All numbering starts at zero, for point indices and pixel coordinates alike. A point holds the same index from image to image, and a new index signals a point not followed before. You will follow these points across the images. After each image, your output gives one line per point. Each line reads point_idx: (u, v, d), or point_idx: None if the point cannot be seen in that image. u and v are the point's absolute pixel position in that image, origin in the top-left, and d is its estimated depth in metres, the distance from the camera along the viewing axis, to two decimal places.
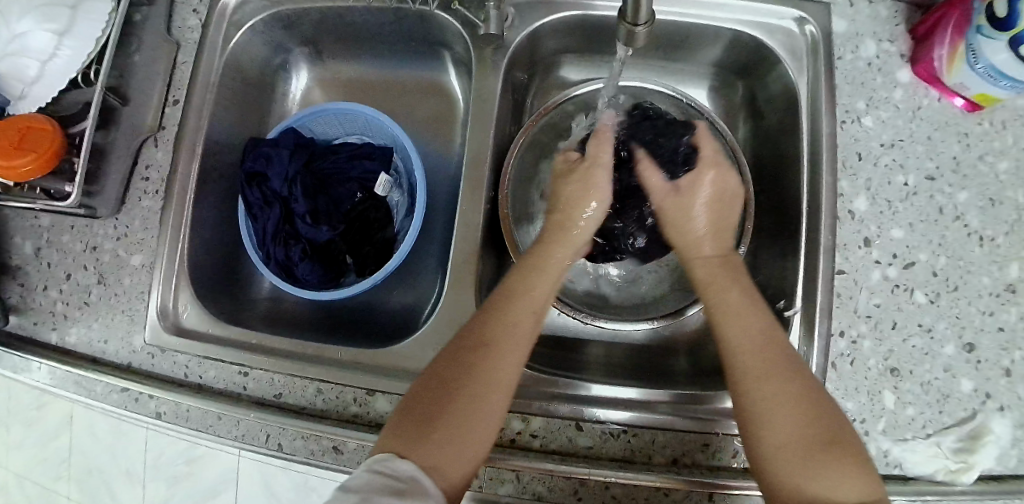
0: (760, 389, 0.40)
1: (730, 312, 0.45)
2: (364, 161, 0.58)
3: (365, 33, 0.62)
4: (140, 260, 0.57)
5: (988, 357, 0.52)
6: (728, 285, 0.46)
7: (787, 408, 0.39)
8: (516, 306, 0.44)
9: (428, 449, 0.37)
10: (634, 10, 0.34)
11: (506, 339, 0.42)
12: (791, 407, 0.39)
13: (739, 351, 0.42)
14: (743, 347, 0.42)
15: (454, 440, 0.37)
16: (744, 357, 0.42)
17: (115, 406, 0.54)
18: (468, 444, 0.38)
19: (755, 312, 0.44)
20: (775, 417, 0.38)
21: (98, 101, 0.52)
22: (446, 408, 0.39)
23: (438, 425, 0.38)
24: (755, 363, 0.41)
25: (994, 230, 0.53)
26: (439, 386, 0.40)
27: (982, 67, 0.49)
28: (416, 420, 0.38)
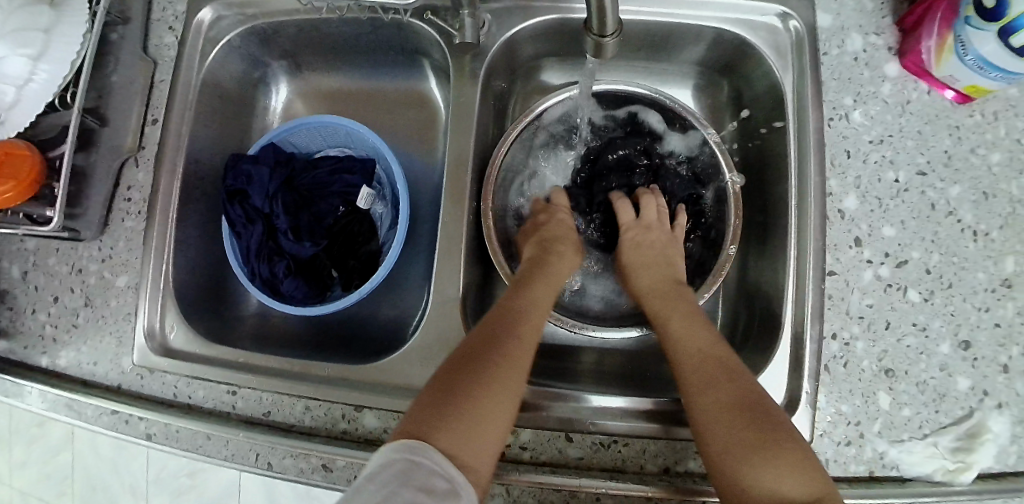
0: (702, 401, 0.43)
1: (679, 332, 0.49)
2: (346, 175, 0.58)
3: (344, 44, 0.62)
4: (125, 281, 0.57)
5: (985, 354, 0.51)
6: (672, 312, 0.51)
7: (725, 413, 0.42)
8: (527, 312, 0.49)
9: (452, 435, 0.38)
10: (600, 22, 0.33)
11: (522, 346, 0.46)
12: (728, 411, 0.42)
13: (685, 369, 0.46)
14: (684, 362, 0.47)
15: (473, 428, 0.39)
16: (690, 372, 0.46)
17: (105, 428, 0.54)
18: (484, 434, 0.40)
19: (697, 331, 0.48)
20: (717, 422, 0.42)
21: (75, 124, 0.52)
22: (470, 399, 0.41)
23: (459, 416, 0.40)
24: (698, 378, 0.45)
25: (988, 224, 0.52)
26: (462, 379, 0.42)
27: (972, 58, 0.48)
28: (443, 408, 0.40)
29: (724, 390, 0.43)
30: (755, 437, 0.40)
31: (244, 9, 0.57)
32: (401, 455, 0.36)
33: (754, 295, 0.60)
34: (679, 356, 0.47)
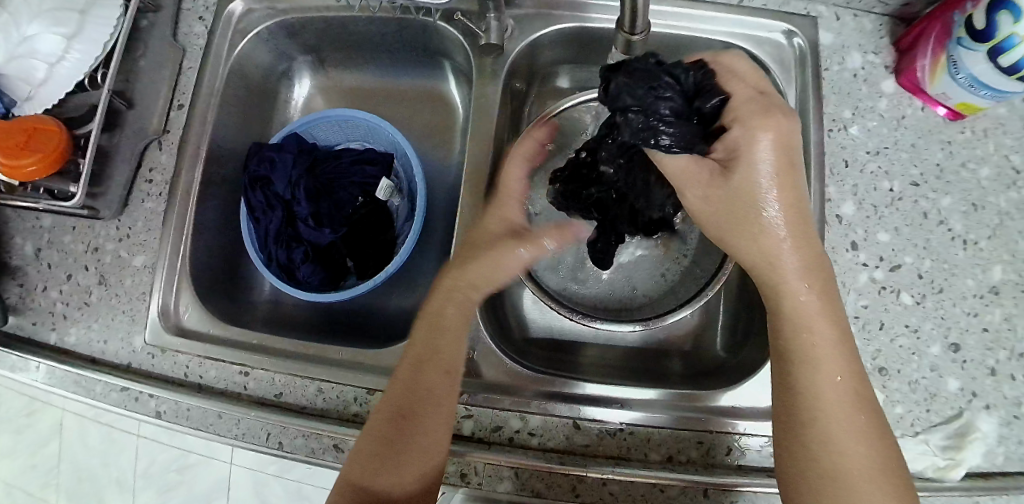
0: (843, 453, 0.38)
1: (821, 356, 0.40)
2: (365, 166, 0.59)
3: (368, 42, 0.64)
4: (141, 261, 0.58)
5: (974, 357, 0.53)
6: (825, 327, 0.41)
7: (868, 472, 0.37)
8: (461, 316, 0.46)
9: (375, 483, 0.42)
10: (632, 21, 0.37)
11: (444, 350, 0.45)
12: (872, 473, 0.37)
13: (825, 403, 0.39)
14: (823, 392, 0.39)
15: (396, 475, 0.42)
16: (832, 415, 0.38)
17: (114, 405, 0.54)
18: (407, 477, 0.42)
19: (837, 351, 0.40)
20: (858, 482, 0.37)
21: (104, 104, 0.53)
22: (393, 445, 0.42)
23: (378, 467, 0.42)
24: (846, 421, 0.38)
25: (977, 234, 0.55)
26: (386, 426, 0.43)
27: (963, 77, 0.51)
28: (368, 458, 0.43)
29: (869, 442, 0.38)
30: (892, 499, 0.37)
31: (275, 4, 0.59)
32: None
33: None
34: (828, 390, 0.39)
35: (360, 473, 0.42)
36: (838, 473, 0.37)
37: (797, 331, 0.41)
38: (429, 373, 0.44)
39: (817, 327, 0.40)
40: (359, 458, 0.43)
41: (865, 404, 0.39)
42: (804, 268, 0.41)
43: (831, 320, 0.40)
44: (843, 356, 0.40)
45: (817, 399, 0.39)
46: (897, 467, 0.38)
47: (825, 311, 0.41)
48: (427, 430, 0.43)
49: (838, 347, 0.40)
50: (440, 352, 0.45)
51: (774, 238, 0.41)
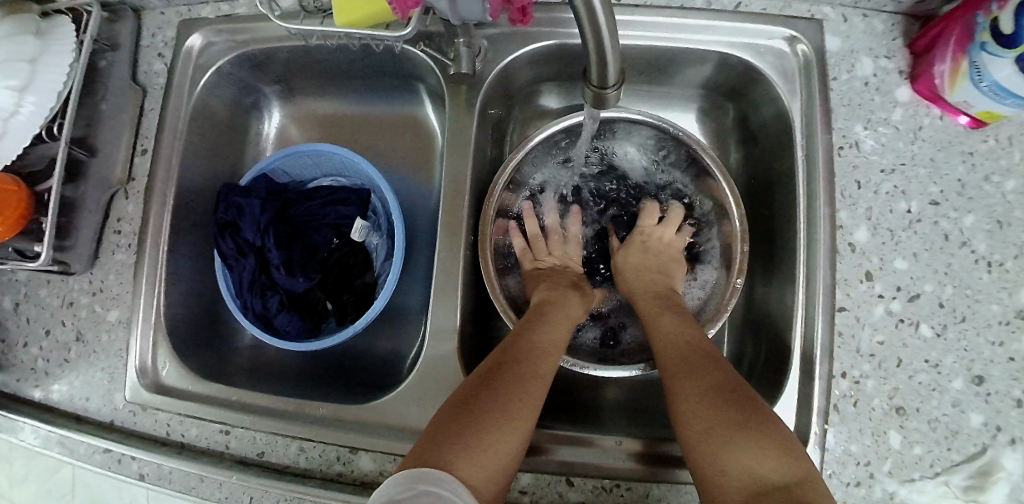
0: (697, 422, 0.42)
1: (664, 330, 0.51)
2: (339, 207, 0.57)
3: (337, 70, 0.61)
4: (117, 315, 0.56)
5: (998, 389, 0.49)
6: (659, 311, 0.53)
7: (717, 434, 0.40)
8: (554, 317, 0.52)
9: (466, 467, 0.37)
10: (601, 77, 0.34)
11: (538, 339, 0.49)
12: (708, 392, 0.43)
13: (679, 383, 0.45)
14: (677, 376, 0.46)
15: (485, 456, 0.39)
16: (668, 359, 0.48)
17: (98, 467, 0.52)
18: (493, 470, 0.38)
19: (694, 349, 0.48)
20: (720, 442, 0.40)
21: (63, 157, 0.50)
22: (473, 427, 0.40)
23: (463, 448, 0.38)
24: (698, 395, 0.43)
25: (1003, 254, 0.50)
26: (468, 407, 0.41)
27: (986, 84, 0.46)
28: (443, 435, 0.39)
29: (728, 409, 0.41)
30: (760, 454, 0.38)
31: (234, 36, 0.56)
32: (410, 483, 0.35)
33: (761, 326, 0.59)
34: (662, 345, 0.50)
35: (447, 452, 0.38)
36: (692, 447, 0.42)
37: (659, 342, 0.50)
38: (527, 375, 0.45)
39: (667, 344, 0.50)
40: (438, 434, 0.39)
41: (729, 387, 0.44)
42: (668, 325, 0.51)
43: (684, 329, 0.50)
44: (694, 353, 0.47)
45: (671, 385, 0.46)
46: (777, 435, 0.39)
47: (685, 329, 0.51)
48: (513, 426, 0.41)
49: (693, 348, 0.48)
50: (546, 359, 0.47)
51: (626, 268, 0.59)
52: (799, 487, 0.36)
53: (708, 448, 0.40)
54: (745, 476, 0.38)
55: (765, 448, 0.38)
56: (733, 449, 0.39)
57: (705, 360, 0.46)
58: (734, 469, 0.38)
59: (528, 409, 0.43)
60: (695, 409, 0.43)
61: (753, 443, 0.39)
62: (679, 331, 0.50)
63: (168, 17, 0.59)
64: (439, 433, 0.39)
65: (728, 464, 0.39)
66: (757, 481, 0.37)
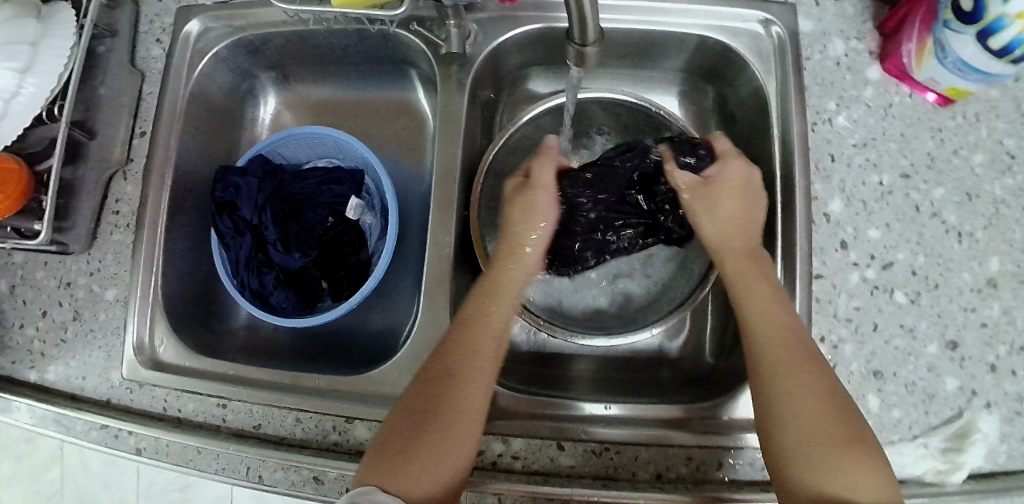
0: (783, 432, 0.40)
1: (756, 303, 0.45)
2: (333, 186, 0.58)
3: (331, 55, 0.63)
4: (114, 294, 0.56)
5: (972, 354, 0.51)
6: (757, 281, 0.46)
7: (808, 456, 0.38)
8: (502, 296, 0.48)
9: (401, 484, 0.39)
10: (582, 32, 0.35)
11: (483, 325, 0.46)
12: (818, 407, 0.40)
13: (779, 387, 0.41)
14: (768, 366, 0.43)
15: (424, 466, 0.40)
16: (766, 350, 0.43)
17: (95, 443, 0.53)
18: (434, 481, 0.40)
19: (793, 339, 0.43)
20: (804, 449, 0.39)
21: (63, 138, 0.51)
22: (417, 446, 0.41)
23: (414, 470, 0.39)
24: (792, 397, 0.41)
25: (972, 225, 0.53)
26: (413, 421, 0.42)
27: (951, 60, 0.48)
28: (389, 460, 0.40)
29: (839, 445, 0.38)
30: (837, 474, 0.37)
31: (232, 20, 0.58)
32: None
33: None
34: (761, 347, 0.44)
35: (385, 468, 0.39)
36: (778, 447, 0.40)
37: (753, 320, 0.45)
38: (474, 368, 0.44)
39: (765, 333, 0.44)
40: (379, 456, 0.40)
41: (829, 399, 0.40)
42: (768, 293, 0.45)
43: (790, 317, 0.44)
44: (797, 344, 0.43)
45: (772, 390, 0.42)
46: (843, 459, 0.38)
47: (787, 316, 0.45)
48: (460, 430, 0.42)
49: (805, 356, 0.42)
50: (491, 335, 0.46)
51: (729, 221, 0.49)
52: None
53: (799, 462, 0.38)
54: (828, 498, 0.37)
55: (861, 477, 0.37)
56: (824, 472, 0.37)
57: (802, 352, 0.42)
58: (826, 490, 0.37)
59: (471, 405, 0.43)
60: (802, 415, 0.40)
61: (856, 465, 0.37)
62: (772, 305, 0.45)
63: (168, 4, 0.60)
64: (387, 448, 0.41)
65: (821, 483, 0.37)
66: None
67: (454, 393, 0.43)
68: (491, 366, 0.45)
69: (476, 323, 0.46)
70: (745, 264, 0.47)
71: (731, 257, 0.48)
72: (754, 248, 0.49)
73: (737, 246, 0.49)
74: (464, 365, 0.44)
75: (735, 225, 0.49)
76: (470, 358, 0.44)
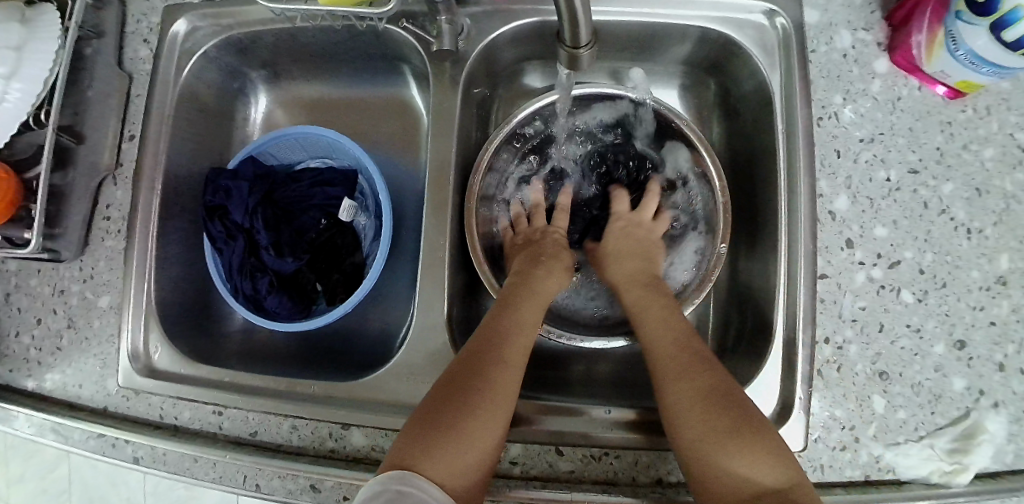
0: (682, 427, 0.42)
1: (647, 319, 0.50)
2: (326, 188, 0.57)
3: (323, 53, 0.61)
4: (108, 301, 0.56)
5: (980, 353, 0.50)
6: (650, 303, 0.51)
7: (709, 446, 0.41)
8: (531, 293, 0.51)
9: (442, 462, 0.39)
10: (573, 34, 0.34)
11: (513, 317, 0.48)
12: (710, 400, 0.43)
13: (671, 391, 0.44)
14: (660, 367, 0.46)
15: (464, 445, 0.40)
16: (660, 357, 0.47)
17: (92, 452, 0.52)
18: (473, 461, 0.40)
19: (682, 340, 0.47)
20: (697, 440, 0.41)
21: (51, 144, 0.50)
22: (455, 425, 0.41)
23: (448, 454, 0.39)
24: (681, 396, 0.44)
25: (982, 221, 0.51)
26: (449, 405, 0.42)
27: (963, 53, 0.47)
28: (430, 440, 0.40)
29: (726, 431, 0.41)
30: (739, 454, 0.40)
31: (220, 20, 0.57)
32: (388, 486, 0.36)
33: (746, 299, 0.59)
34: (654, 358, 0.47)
35: (420, 450, 0.39)
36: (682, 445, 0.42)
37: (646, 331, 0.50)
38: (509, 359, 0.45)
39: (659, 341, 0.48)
40: (421, 436, 0.40)
41: (714, 390, 0.43)
42: (671, 309, 0.50)
43: (671, 325, 0.48)
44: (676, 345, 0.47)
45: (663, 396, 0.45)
46: (748, 442, 0.40)
47: (674, 320, 0.49)
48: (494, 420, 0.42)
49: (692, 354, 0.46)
50: (526, 331, 0.48)
51: (632, 261, 0.56)
52: (787, 490, 0.38)
53: (704, 456, 0.41)
54: (735, 482, 0.39)
55: (759, 455, 0.40)
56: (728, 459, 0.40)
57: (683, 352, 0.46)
58: (728, 476, 0.39)
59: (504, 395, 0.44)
60: (690, 413, 0.42)
61: (747, 451, 0.40)
62: (659, 313, 0.50)
63: (155, 3, 0.59)
64: (423, 427, 0.41)
65: (722, 469, 0.40)
66: (751, 485, 0.39)
67: (489, 380, 0.44)
68: (524, 352, 0.47)
69: (508, 314, 0.49)
70: (642, 294, 0.52)
71: (632, 294, 0.53)
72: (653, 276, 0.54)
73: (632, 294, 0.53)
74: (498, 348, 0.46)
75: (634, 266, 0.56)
76: (503, 343, 0.46)
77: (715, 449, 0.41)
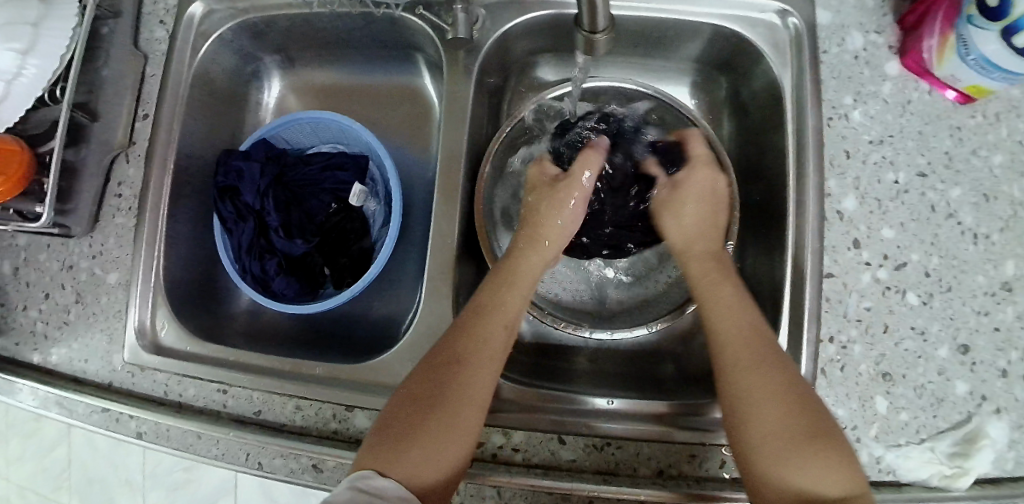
0: (757, 424, 0.40)
1: (718, 307, 0.47)
2: (337, 172, 0.58)
3: (337, 39, 0.61)
4: (116, 278, 0.56)
5: (984, 358, 0.50)
6: (721, 281, 0.49)
7: (779, 449, 0.39)
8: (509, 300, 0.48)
9: (403, 467, 0.39)
10: (592, 18, 0.34)
11: (485, 322, 0.46)
12: (779, 404, 0.41)
13: (748, 368, 0.43)
14: (736, 371, 0.43)
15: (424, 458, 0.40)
16: (728, 350, 0.45)
17: (96, 426, 0.53)
18: (435, 475, 0.40)
19: (752, 323, 0.46)
20: (780, 461, 0.39)
21: (65, 120, 0.50)
22: (416, 433, 0.41)
23: (411, 465, 0.39)
24: (797, 426, 0.40)
25: (989, 226, 0.51)
26: (411, 409, 0.42)
27: (973, 58, 0.47)
28: (387, 446, 0.40)
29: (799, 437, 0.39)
30: (813, 475, 0.38)
31: (236, 3, 0.57)
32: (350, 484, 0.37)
33: (751, 297, 0.59)
34: (721, 344, 0.45)
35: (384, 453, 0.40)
36: (755, 458, 0.40)
37: (719, 325, 0.46)
38: (477, 357, 0.44)
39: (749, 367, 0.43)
40: (383, 437, 0.41)
41: (791, 394, 0.41)
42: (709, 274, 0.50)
43: (741, 314, 0.46)
44: (760, 348, 0.44)
45: (729, 387, 0.43)
46: (836, 447, 0.39)
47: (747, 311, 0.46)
48: (464, 425, 0.41)
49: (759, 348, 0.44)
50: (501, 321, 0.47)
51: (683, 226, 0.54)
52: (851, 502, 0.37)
53: (773, 459, 0.39)
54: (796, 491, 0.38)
55: (829, 469, 0.38)
56: (796, 458, 0.38)
57: (765, 362, 0.43)
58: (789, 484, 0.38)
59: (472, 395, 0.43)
60: (769, 418, 0.40)
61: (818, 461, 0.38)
62: (737, 318, 0.46)
63: None
64: (388, 429, 0.41)
65: (781, 478, 0.38)
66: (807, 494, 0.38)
67: (458, 381, 0.43)
68: (497, 358, 0.45)
69: (484, 313, 0.47)
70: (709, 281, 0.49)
71: (668, 214, 0.55)
72: (714, 251, 0.52)
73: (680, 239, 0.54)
74: (470, 350, 0.44)
75: (700, 231, 0.53)
76: (478, 346, 0.45)
77: (778, 457, 0.39)
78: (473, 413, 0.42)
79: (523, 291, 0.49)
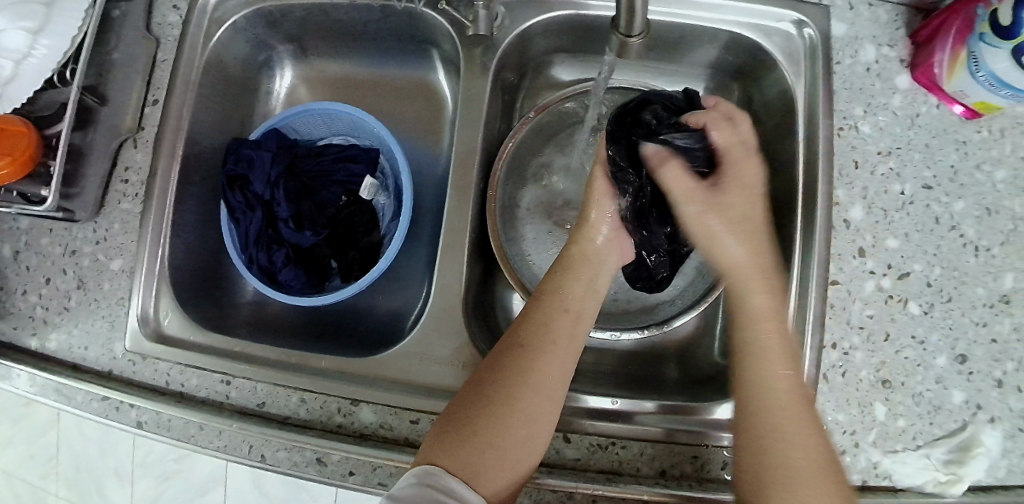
0: (767, 398, 0.39)
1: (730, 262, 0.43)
2: (348, 164, 0.58)
3: (353, 31, 0.61)
4: (120, 265, 0.55)
5: (981, 368, 0.51)
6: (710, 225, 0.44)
7: (781, 419, 0.38)
8: (565, 299, 0.47)
9: (464, 460, 0.39)
10: (629, 20, 0.35)
11: (548, 318, 0.46)
12: (777, 376, 0.40)
13: (761, 330, 0.41)
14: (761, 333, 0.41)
15: (490, 455, 0.39)
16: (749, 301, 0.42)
17: (94, 414, 0.52)
18: (499, 468, 0.40)
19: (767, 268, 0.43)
20: (771, 434, 0.38)
21: (75, 103, 0.49)
22: (483, 421, 0.41)
23: (477, 460, 0.39)
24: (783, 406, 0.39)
25: (990, 240, 0.52)
26: (478, 404, 0.41)
27: (983, 74, 0.48)
28: (451, 438, 0.40)
29: (786, 418, 0.38)
30: (801, 452, 0.37)
31: None
32: (419, 480, 0.37)
33: None
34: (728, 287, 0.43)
35: (448, 450, 0.39)
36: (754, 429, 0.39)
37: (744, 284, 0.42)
38: (545, 350, 0.44)
39: (773, 364, 0.40)
40: (445, 433, 0.40)
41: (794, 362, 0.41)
42: (736, 225, 0.43)
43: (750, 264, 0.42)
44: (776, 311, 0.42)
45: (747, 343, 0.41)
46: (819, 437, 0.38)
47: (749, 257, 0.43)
48: (529, 418, 0.41)
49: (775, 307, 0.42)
50: (565, 319, 0.46)
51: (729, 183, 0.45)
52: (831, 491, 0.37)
53: (760, 432, 0.39)
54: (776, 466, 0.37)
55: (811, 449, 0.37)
56: (779, 437, 0.38)
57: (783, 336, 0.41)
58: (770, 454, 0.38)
59: (544, 397, 0.42)
60: (773, 395, 0.39)
61: (797, 442, 0.38)
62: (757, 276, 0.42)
63: None
64: (451, 424, 0.41)
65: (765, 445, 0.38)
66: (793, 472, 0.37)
67: (526, 376, 0.42)
68: (564, 350, 0.45)
69: (550, 304, 0.47)
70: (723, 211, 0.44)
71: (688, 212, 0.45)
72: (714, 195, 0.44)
73: (697, 204, 0.44)
74: (539, 340, 0.44)
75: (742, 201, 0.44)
76: (546, 341, 0.44)
77: (767, 432, 0.39)
78: (544, 404, 0.42)
79: (584, 283, 0.49)
